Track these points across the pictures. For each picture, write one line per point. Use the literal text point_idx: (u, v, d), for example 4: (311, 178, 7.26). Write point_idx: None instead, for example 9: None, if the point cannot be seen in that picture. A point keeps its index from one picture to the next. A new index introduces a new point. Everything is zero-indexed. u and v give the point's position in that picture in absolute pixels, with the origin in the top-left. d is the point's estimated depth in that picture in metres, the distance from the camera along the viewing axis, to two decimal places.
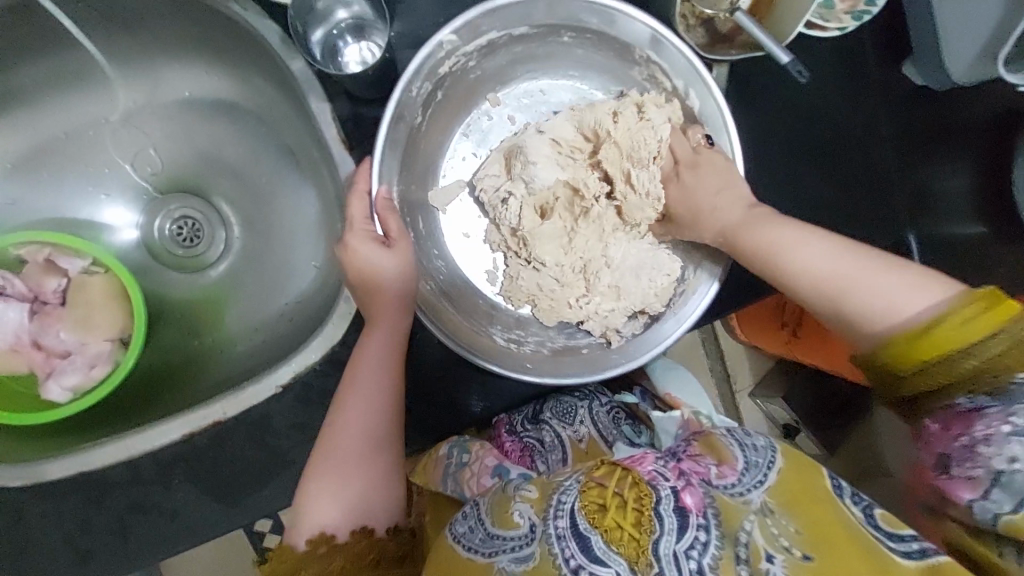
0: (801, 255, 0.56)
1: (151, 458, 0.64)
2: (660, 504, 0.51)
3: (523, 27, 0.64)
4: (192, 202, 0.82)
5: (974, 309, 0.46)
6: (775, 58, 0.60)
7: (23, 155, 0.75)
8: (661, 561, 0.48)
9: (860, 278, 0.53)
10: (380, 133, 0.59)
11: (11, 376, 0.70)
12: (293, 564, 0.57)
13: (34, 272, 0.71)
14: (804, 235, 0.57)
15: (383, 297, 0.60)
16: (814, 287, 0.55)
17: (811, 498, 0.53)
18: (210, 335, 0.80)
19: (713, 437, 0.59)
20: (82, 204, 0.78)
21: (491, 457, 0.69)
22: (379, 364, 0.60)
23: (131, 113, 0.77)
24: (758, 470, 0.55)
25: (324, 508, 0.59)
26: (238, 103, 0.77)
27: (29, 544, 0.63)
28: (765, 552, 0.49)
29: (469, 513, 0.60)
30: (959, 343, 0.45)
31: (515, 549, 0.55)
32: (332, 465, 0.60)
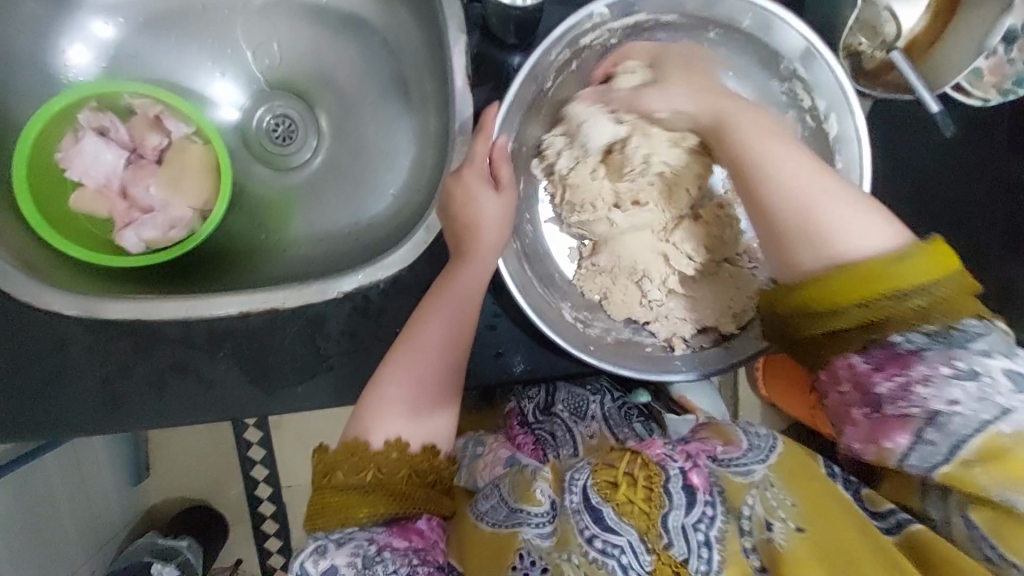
0: (788, 173, 0.51)
1: (205, 325, 0.66)
2: (669, 481, 0.50)
3: (672, 15, 0.64)
4: (296, 104, 0.84)
5: (921, 257, 0.45)
6: (922, 104, 0.59)
7: (155, 14, 0.77)
8: (670, 533, 0.48)
9: (836, 220, 0.48)
10: (512, 87, 0.62)
11: (90, 214, 0.72)
12: (363, 460, 0.56)
13: (139, 124, 0.74)
14: (795, 157, 0.52)
15: (481, 239, 0.62)
16: (787, 215, 0.50)
17: (816, 483, 0.50)
18: (277, 231, 0.81)
19: (722, 423, 0.56)
20: (197, 75, 0.80)
21: (505, 449, 0.65)
22: (463, 298, 0.62)
23: (266, 4, 0.79)
24: (760, 450, 0.52)
25: (390, 416, 0.59)
26: (369, 22, 0.79)
27: (70, 372, 0.65)
28: (766, 521, 0.48)
29: (490, 492, 0.57)
30: (899, 283, 0.44)
31: (539, 524, 0.51)
32: (409, 378, 0.60)
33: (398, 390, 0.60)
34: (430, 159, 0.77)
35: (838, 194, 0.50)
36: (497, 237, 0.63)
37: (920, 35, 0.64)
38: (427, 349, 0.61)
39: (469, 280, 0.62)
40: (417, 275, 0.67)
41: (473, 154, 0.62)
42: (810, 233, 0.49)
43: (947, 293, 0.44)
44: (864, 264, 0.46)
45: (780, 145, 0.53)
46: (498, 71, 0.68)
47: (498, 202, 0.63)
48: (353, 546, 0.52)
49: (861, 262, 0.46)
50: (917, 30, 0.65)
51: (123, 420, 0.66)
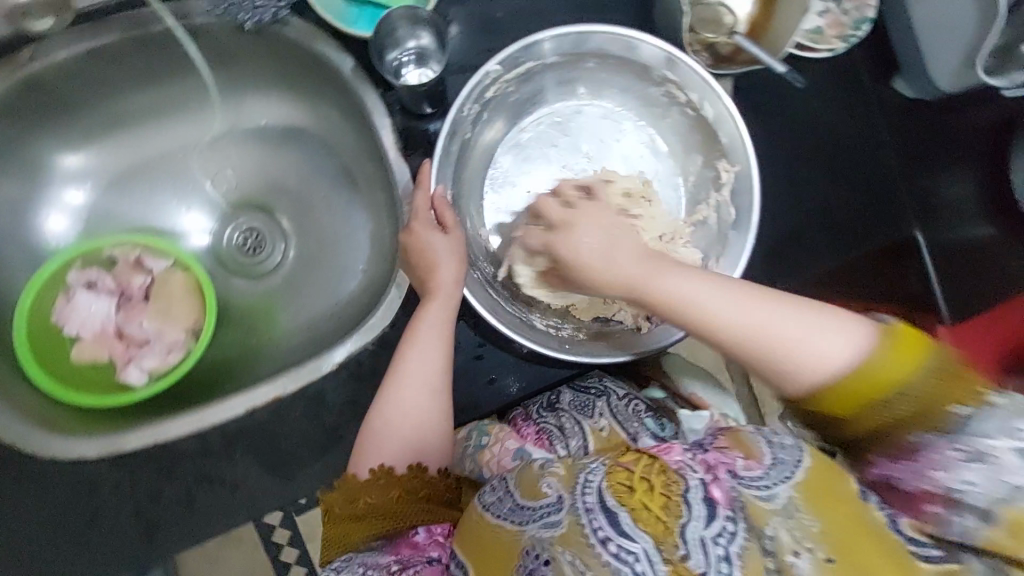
0: (724, 318, 0.55)
1: (219, 432, 0.70)
2: (688, 492, 0.48)
3: (553, 56, 0.74)
4: (258, 215, 0.92)
5: (887, 348, 0.50)
6: (771, 70, 0.70)
7: (118, 173, 0.86)
8: (687, 545, 0.46)
9: (804, 336, 0.53)
10: (438, 145, 0.70)
11: (93, 362, 0.78)
12: (356, 490, 0.60)
13: (123, 270, 0.80)
14: (772, 304, 0.55)
15: (439, 276, 0.68)
16: (742, 346, 0.54)
17: (837, 497, 0.49)
18: (266, 331, 0.87)
19: (741, 431, 0.54)
20: (165, 215, 0.88)
21: (513, 440, 0.68)
22: (434, 330, 0.67)
23: (214, 139, 0.89)
24: (787, 467, 0.50)
25: (379, 449, 0.64)
26: (306, 130, 0.89)
27: (100, 514, 0.68)
28: (791, 549, 0.46)
29: (499, 484, 0.56)
30: (892, 386, 0.49)
31: (546, 515, 0.50)
32: (389, 411, 0.65)
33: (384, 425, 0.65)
34: (387, 228, 0.85)
35: (797, 315, 0.54)
36: (452, 271, 0.68)
37: (756, 17, 0.76)
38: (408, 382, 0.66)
39: (438, 314, 0.67)
40: (400, 330, 0.73)
41: (416, 207, 0.70)
42: (788, 368, 0.53)
43: (939, 378, 0.48)
44: (855, 371, 0.51)
45: (752, 302, 0.55)
46: (424, 138, 0.77)
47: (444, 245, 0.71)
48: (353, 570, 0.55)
49: (848, 372, 0.51)
50: (752, 15, 0.76)
51: (159, 546, 0.68)
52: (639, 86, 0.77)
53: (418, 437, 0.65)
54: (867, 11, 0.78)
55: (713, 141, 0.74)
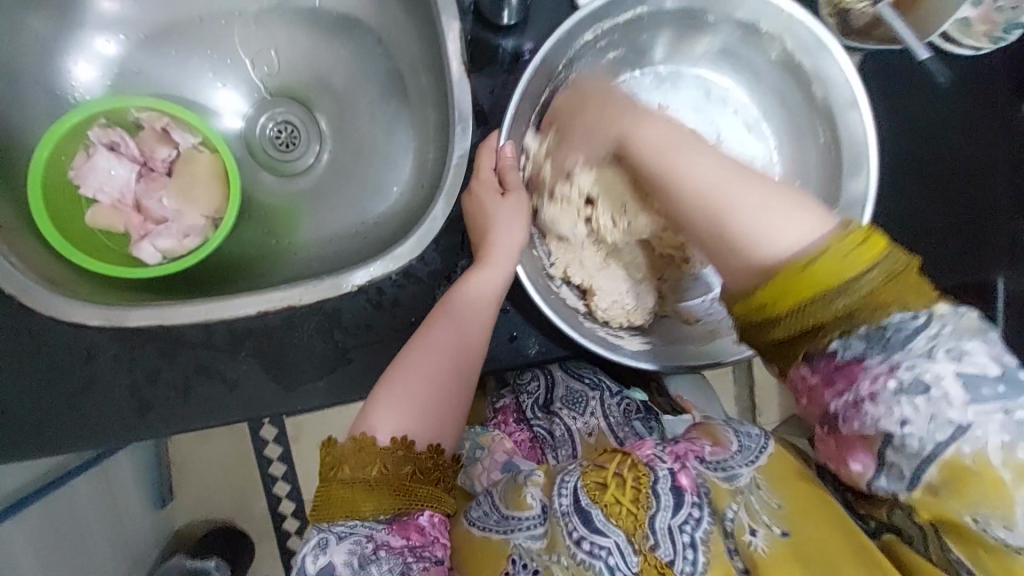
0: (690, 163, 0.55)
1: (226, 328, 0.67)
2: (657, 483, 0.54)
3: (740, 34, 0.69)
4: (296, 108, 0.85)
5: (849, 246, 0.46)
6: (912, 51, 0.59)
7: (154, 30, 0.78)
8: (656, 534, 0.52)
9: (740, 200, 0.52)
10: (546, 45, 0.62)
11: (106, 229, 0.74)
12: (370, 454, 0.58)
13: (148, 138, 0.75)
14: (701, 153, 0.56)
15: (496, 233, 0.65)
16: (699, 206, 0.54)
17: (794, 476, 0.55)
18: (287, 235, 0.83)
19: (713, 425, 0.60)
20: (198, 87, 0.81)
21: (502, 452, 0.71)
22: (473, 311, 0.63)
23: (262, 12, 0.80)
24: (750, 452, 0.57)
25: (399, 413, 0.60)
26: (363, 22, 0.80)
27: (98, 382, 0.67)
28: (748, 528, 0.53)
29: (484, 500, 0.64)
30: (835, 280, 0.46)
31: (529, 528, 0.58)
32: (408, 382, 0.62)
33: (411, 379, 0.62)
34: (432, 152, 0.78)
35: (744, 194, 0.52)
36: (510, 238, 0.65)
37: None
38: (433, 353, 0.63)
39: (483, 283, 0.63)
40: (428, 265, 0.69)
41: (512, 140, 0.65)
42: (739, 239, 0.52)
43: (886, 279, 0.46)
44: (794, 264, 0.48)
45: (687, 141, 0.57)
46: (493, 55, 0.68)
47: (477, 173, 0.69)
48: (353, 542, 0.54)
49: (790, 264, 0.48)
50: None
51: (151, 426, 0.67)
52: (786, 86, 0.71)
53: (451, 404, 0.63)
54: None
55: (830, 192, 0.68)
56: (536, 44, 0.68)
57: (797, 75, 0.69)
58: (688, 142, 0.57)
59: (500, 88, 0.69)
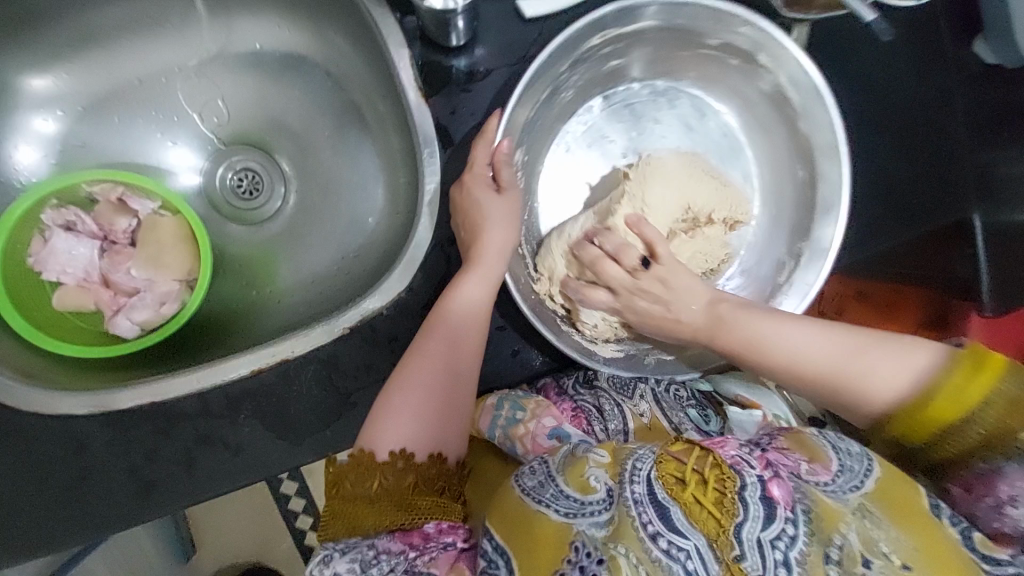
0: (790, 341, 0.61)
1: (221, 393, 0.65)
2: (745, 489, 0.49)
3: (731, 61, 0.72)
4: (254, 154, 0.83)
5: (965, 378, 0.51)
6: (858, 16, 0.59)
7: (92, 98, 0.75)
8: (744, 545, 0.46)
9: (855, 364, 0.58)
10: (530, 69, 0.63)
11: (77, 311, 0.71)
12: (370, 470, 0.57)
13: (104, 211, 0.72)
14: (798, 326, 0.61)
15: (486, 239, 0.65)
16: (810, 377, 0.60)
17: (912, 511, 0.49)
18: (268, 284, 0.81)
19: (805, 434, 0.56)
20: (149, 150, 0.79)
21: (549, 416, 0.66)
22: (467, 316, 0.63)
23: (202, 63, 0.78)
24: (854, 474, 0.52)
25: (400, 425, 0.60)
26: (308, 58, 0.78)
27: (96, 471, 0.64)
28: (862, 556, 0.46)
29: (538, 468, 0.57)
30: (958, 412, 0.51)
31: (595, 513, 0.52)
32: (408, 393, 0.61)
33: (411, 392, 0.61)
34: (402, 178, 0.77)
35: (873, 348, 0.58)
36: (500, 242, 0.66)
37: None
38: (433, 360, 0.62)
39: (476, 286, 0.63)
40: (415, 294, 0.68)
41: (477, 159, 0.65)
42: (873, 400, 0.57)
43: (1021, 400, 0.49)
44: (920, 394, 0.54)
45: (792, 321, 0.62)
46: (447, 74, 0.67)
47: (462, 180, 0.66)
48: (353, 553, 0.53)
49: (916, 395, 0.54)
50: None
51: (160, 505, 0.65)
52: (773, 114, 0.74)
53: (451, 414, 0.62)
54: None
55: (802, 220, 0.71)
56: (489, 56, 0.68)
57: (777, 104, 0.72)
58: (775, 317, 0.62)
59: (461, 107, 0.68)
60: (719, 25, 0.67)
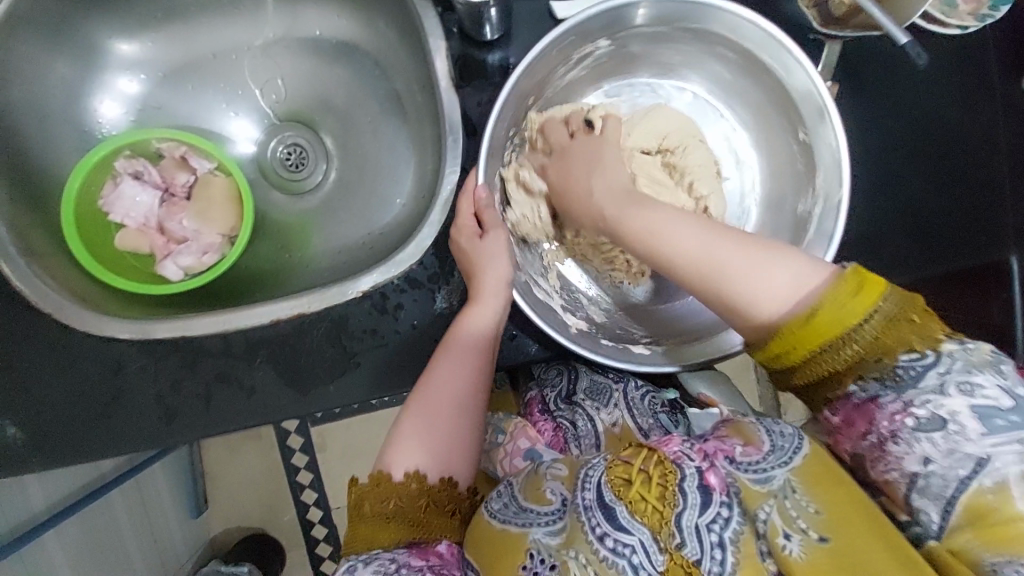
0: (677, 244, 0.58)
1: (242, 336, 0.72)
2: (684, 481, 0.52)
3: (775, 82, 0.70)
4: (303, 131, 0.91)
5: (847, 294, 0.52)
6: (891, 38, 0.60)
7: (171, 68, 0.85)
8: (682, 532, 0.51)
9: (734, 264, 0.56)
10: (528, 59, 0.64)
11: (134, 252, 0.81)
12: (388, 490, 0.63)
13: (168, 166, 0.82)
14: (682, 228, 0.59)
15: (486, 279, 0.68)
16: (699, 275, 0.57)
17: (834, 479, 0.52)
18: (299, 249, 0.88)
19: (742, 421, 0.58)
20: (213, 118, 0.88)
21: (524, 439, 0.73)
22: (468, 346, 0.67)
23: (268, 44, 0.87)
24: (783, 453, 0.54)
25: (417, 449, 0.65)
26: (361, 47, 0.86)
27: (128, 393, 0.72)
28: (783, 530, 0.51)
29: (503, 491, 0.62)
30: (840, 329, 0.51)
31: (546, 523, 0.57)
32: (416, 446, 0.66)
33: (422, 415, 0.66)
34: (429, 162, 0.82)
35: (748, 249, 0.57)
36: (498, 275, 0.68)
37: None
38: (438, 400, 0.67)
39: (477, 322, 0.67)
40: (427, 269, 0.73)
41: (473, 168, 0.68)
42: (760, 304, 0.55)
43: (897, 316, 0.50)
44: (804, 312, 0.53)
45: (676, 220, 0.60)
46: (480, 68, 0.72)
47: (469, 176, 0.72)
48: (376, 565, 0.58)
49: (799, 313, 0.53)
50: None
51: (177, 432, 0.72)
52: (786, 142, 0.74)
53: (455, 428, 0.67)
54: None
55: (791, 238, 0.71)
56: (520, 55, 0.72)
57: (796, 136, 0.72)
58: (669, 216, 0.60)
59: (489, 99, 0.72)
60: (770, 54, 0.67)
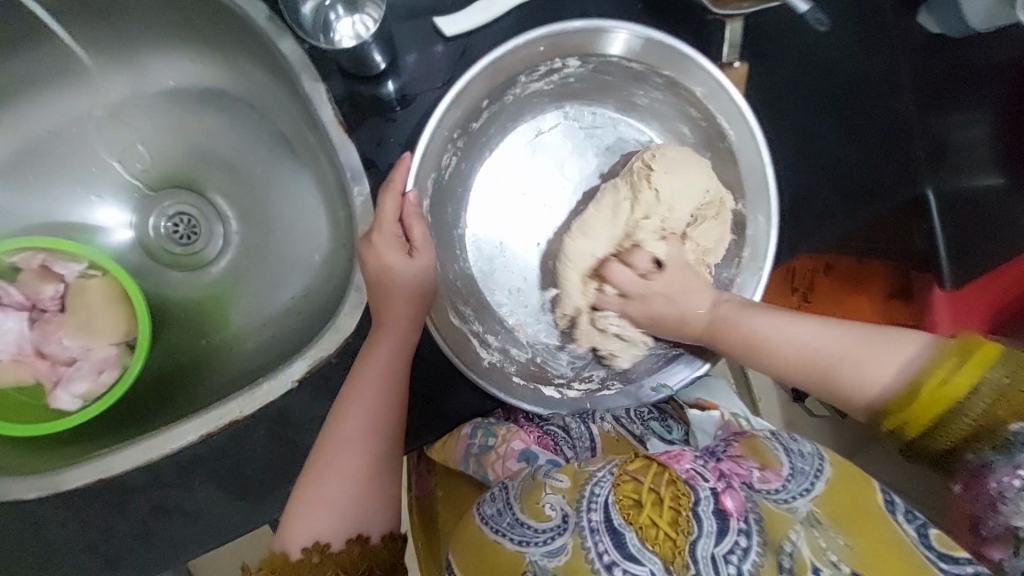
0: (780, 341, 0.59)
1: (171, 459, 0.63)
2: (698, 505, 0.49)
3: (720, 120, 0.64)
4: (186, 198, 0.79)
5: (956, 363, 0.48)
6: (792, 7, 0.57)
7: (1, 160, 0.71)
8: (699, 564, 0.46)
9: (850, 354, 0.55)
10: (428, 127, 0.58)
11: (18, 384, 0.68)
12: (282, 571, 0.55)
13: (29, 279, 0.69)
14: (793, 322, 0.59)
15: (394, 310, 0.60)
16: (801, 363, 0.58)
17: (863, 514, 0.49)
18: (216, 333, 0.78)
19: (758, 439, 0.57)
20: (72, 207, 0.74)
21: (518, 441, 0.69)
22: (379, 380, 0.59)
23: (117, 109, 0.74)
24: (804, 476, 0.52)
25: (319, 517, 0.57)
26: (230, 91, 0.74)
27: (52, 555, 0.63)
28: (812, 564, 0.45)
29: (497, 496, 0.60)
30: (958, 395, 0.47)
31: (546, 542, 0.52)
32: (319, 502, 0.58)
33: (326, 477, 0.58)
34: (341, 213, 0.73)
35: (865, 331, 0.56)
36: (409, 300, 0.60)
37: None
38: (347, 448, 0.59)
39: (391, 352, 0.59)
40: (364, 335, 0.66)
41: (383, 213, 0.60)
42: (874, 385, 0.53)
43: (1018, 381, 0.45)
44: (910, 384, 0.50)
45: (789, 318, 0.60)
46: (370, 102, 0.64)
47: (401, 158, 0.60)
48: None
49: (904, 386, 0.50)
50: None
51: None
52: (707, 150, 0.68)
53: (370, 487, 0.60)
54: None
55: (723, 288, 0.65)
56: (413, 79, 0.64)
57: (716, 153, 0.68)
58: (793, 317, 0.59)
59: (390, 135, 0.64)
60: (710, 90, 0.62)
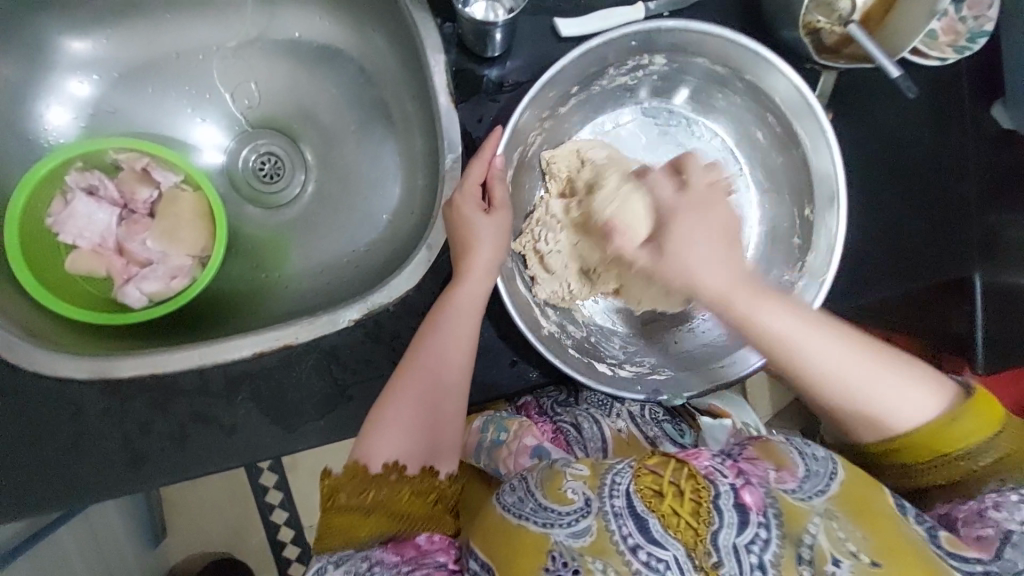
0: (809, 359, 0.55)
1: (222, 370, 0.66)
2: (718, 498, 0.49)
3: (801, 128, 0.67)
4: (279, 139, 0.84)
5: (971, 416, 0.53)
6: (884, 70, 0.62)
7: (129, 68, 0.77)
8: (721, 552, 0.47)
9: (857, 380, 0.55)
10: (532, 89, 0.63)
11: (88, 274, 0.72)
12: (362, 481, 0.57)
13: (127, 178, 0.73)
14: (817, 336, 0.55)
15: (476, 258, 0.63)
16: (822, 379, 0.56)
17: (874, 515, 0.51)
18: (277, 268, 0.81)
19: (772, 441, 0.56)
20: (178, 124, 0.80)
21: (530, 437, 0.69)
22: (457, 319, 0.63)
23: (241, 45, 0.79)
24: (820, 478, 0.53)
25: (395, 437, 0.60)
26: (346, 51, 0.80)
27: (87, 437, 0.64)
28: (831, 555, 0.48)
29: (518, 484, 0.55)
30: (959, 442, 0.53)
31: (570, 523, 0.50)
32: (390, 429, 0.60)
33: (406, 402, 0.61)
34: (421, 178, 0.78)
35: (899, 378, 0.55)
36: (490, 253, 0.64)
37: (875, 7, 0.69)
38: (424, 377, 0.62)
39: (469, 294, 0.63)
40: (423, 293, 0.69)
41: (468, 179, 0.64)
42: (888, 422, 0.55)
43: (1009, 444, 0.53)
44: (925, 428, 0.54)
45: (810, 332, 0.55)
46: (478, 81, 0.69)
47: (494, 130, 0.65)
48: (348, 565, 0.53)
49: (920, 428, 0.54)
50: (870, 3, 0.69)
51: (144, 479, 0.65)
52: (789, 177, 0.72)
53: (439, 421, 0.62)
54: (987, 24, 0.72)
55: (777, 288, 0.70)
56: (521, 70, 0.69)
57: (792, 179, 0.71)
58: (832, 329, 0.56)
59: (489, 113, 0.69)
60: (787, 99, 0.67)
